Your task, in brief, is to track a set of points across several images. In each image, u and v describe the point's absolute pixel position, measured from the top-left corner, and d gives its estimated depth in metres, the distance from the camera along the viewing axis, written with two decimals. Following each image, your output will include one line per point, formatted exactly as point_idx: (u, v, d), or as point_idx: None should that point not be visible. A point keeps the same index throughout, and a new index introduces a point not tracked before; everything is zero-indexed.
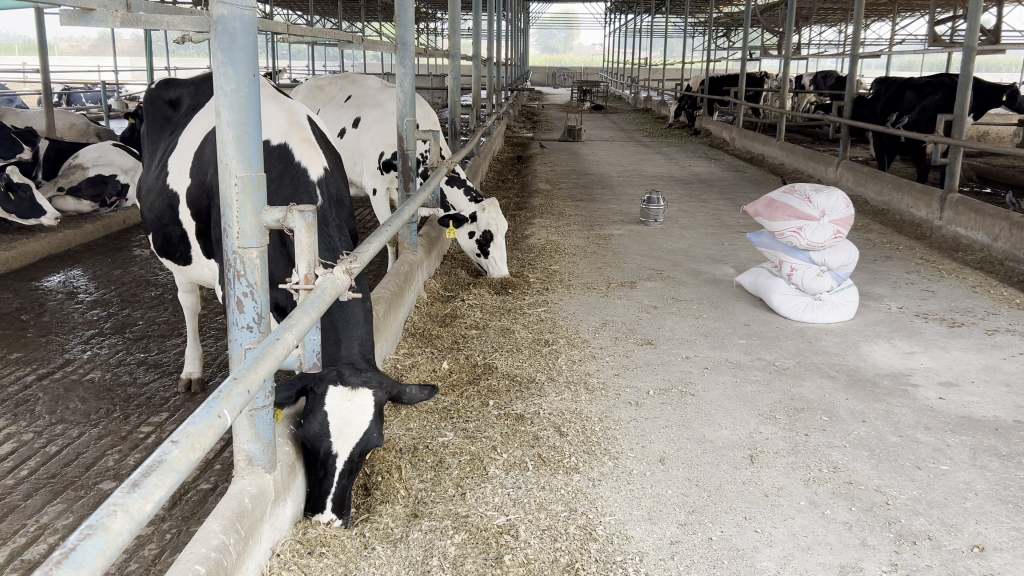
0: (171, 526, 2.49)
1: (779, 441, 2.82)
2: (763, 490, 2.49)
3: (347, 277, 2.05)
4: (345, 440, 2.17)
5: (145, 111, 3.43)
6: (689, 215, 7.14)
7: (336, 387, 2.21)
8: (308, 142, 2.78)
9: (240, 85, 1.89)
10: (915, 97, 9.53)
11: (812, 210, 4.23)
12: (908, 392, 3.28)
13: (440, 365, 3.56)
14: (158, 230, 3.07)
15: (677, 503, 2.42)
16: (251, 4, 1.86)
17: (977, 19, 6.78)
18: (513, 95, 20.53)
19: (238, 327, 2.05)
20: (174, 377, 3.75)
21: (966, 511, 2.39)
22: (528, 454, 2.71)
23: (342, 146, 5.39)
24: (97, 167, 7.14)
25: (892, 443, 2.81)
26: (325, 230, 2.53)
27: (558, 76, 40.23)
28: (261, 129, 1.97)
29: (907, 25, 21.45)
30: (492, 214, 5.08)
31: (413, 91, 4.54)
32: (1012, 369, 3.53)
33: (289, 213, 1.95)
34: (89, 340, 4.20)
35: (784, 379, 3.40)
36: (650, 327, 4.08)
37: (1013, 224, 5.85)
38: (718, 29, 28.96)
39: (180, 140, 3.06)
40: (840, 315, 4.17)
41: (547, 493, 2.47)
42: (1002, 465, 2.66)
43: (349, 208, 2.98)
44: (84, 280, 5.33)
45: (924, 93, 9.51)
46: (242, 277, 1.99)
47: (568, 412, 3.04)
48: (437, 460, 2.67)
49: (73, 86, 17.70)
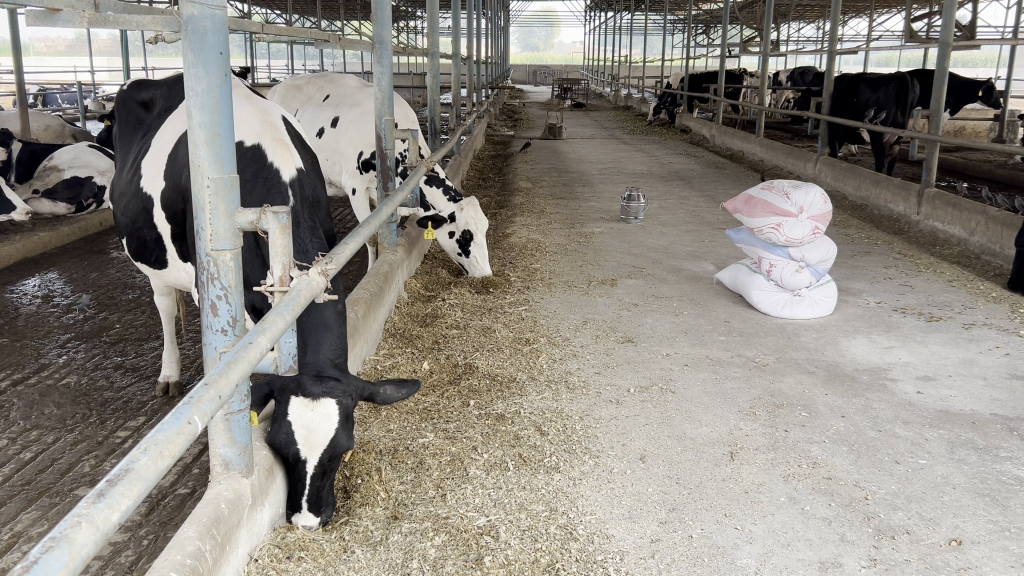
0: (147, 532, 2.47)
1: (758, 437, 2.82)
2: (743, 487, 2.50)
3: (322, 279, 2.03)
4: (312, 446, 2.17)
5: (117, 112, 3.37)
6: (668, 212, 7.15)
7: (298, 398, 2.20)
8: (282, 142, 2.74)
9: (211, 85, 1.87)
10: (868, 91, 9.73)
11: (790, 206, 4.25)
12: (887, 386, 3.31)
13: (420, 365, 3.55)
14: (132, 234, 3.03)
15: (658, 501, 2.42)
16: (222, 4, 1.85)
17: (952, 15, 6.81)
18: (494, 92, 20.53)
19: (212, 331, 2.01)
20: (151, 381, 3.71)
21: (944, 505, 2.40)
22: (509, 455, 2.69)
23: (320, 146, 5.35)
24: (73, 169, 7.05)
25: (871, 438, 2.82)
26: (299, 232, 2.50)
27: (538, 72, 40.40)
28: (233, 130, 1.95)
29: (884, 21, 21.64)
30: (470, 214, 5.05)
31: (390, 90, 4.51)
32: (990, 363, 3.56)
33: (262, 215, 1.93)
34: (65, 345, 4.15)
35: (764, 375, 3.41)
36: (630, 325, 4.08)
37: (989, 218, 5.90)
38: (698, 27, 29.12)
39: (153, 141, 3.02)
40: (819, 311, 4.19)
41: (527, 493, 2.46)
42: (979, 459, 2.68)
43: (326, 208, 2.96)
44: (61, 284, 5.27)
45: (877, 86, 9.71)
46: (216, 280, 1.96)
47: (548, 411, 3.04)
48: (418, 462, 2.66)
49: (49, 87, 17.52)
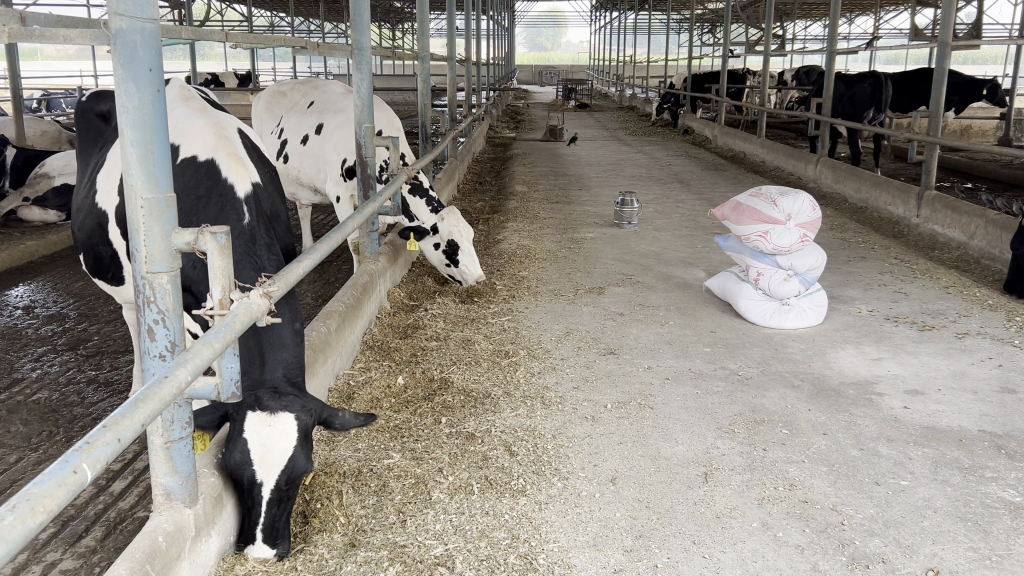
0: (100, 559, 2.39)
1: (736, 457, 2.73)
2: (715, 511, 2.40)
3: (264, 302, 1.95)
4: (269, 467, 2.07)
5: (77, 124, 3.31)
6: (664, 216, 7.04)
7: (255, 413, 2.13)
8: (237, 156, 2.71)
9: (143, 102, 1.79)
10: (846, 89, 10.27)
11: (778, 214, 4.15)
12: (873, 401, 3.20)
13: (394, 381, 3.45)
14: (89, 250, 2.98)
15: (624, 527, 2.33)
16: (153, 17, 1.77)
17: (951, 15, 6.66)
18: (496, 93, 20.40)
19: (150, 356, 1.92)
20: (124, 396, 3.63)
21: (924, 531, 2.30)
22: (475, 477, 2.61)
23: (303, 154, 5.29)
24: (65, 177, 6.82)
25: (851, 457, 2.73)
26: (253, 248, 2.44)
27: (544, 72, 40.34)
28: (169, 147, 1.87)
29: (891, 18, 21.47)
30: (455, 222, 4.96)
31: (370, 96, 4.44)
32: (981, 375, 3.45)
33: (200, 235, 1.84)
34: (40, 359, 4.07)
35: (747, 390, 3.31)
36: (615, 336, 3.99)
37: (988, 222, 5.78)
38: (703, 26, 28.92)
39: (108, 156, 2.97)
40: (809, 320, 4.08)
41: (489, 519, 2.37)
42: (963, 479, 2.58)
43: (286, 224, 2.91)
44: (44, 294, 5.21)
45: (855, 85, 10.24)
46: (152, 303, 1.88)
47: (521, 429, 2.94)
48: (381, 485, 2.57)
49: (52, 92, 17.49)
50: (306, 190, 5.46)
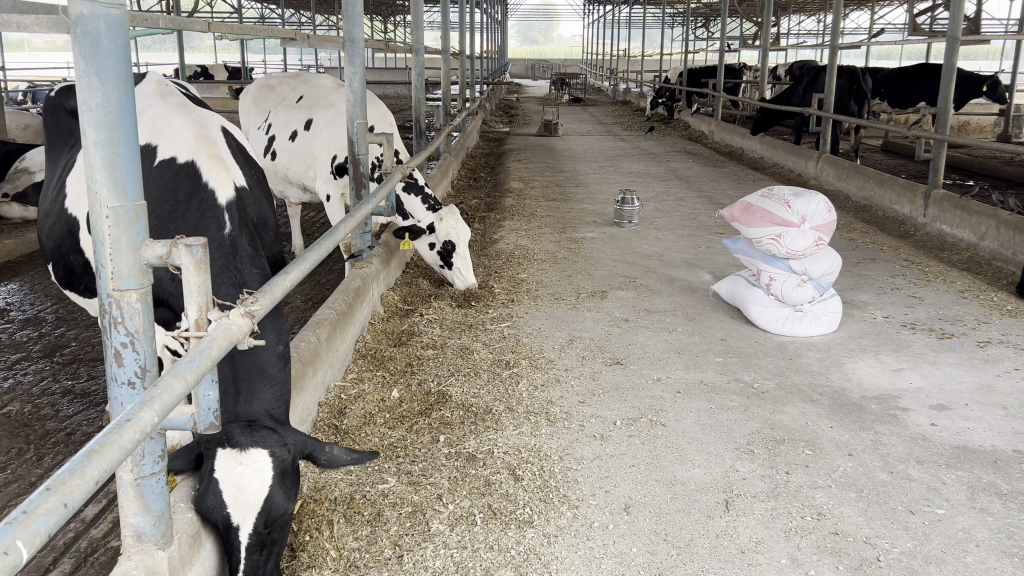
0: None
1: (757, 481, 2.54)
2: (739, 545, 2.21)
3: (245, 321, 1.75)
4: (245, 509, 1.87)
5: (46, 122, 3.09)
6: (665, 215, 6.84)
7: (226, 450, 1.92)
8: (219, 158, 2.52)
9: (107, 98, 1.57)
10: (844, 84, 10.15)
11: (791, 216, 3.96)
12: (897, 417, 3.02)
13: (389, 395, 3.25)
14: (59, 260, 2.82)
15: (642, 564, 2.14)
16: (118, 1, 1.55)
17: (962, 8, 6.43)
18: (487, 89, 20.09)
19: (117, 384, 1.71)
20: (101, 409, 3.41)
21: (967, 568, 2.12)
22: (478, 506, 2.41)
23: (293, 150, 5.05)
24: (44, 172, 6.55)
25: (881, 482, 2.54)
26: (237, 261, 2.25)
27: (538, 64, 39.91)
28: (137, 149, 1.65)
29: (885, 13, 21.36)
30: (450, 224, 4.73)
31: (363, 91, 4.19)
32: (1008, 389, 3.27)
33: (174, 249, 1.63)
34: (13, 367, 3.85)
35: (764, 405, 3.11)
36: (620, 345, 3.78)
37: (1000, 222, 5.60)
38: (698, 20, 28.74)
39: (81, 157, 2.77)
40: (823, 327, 3.91)
41: (495, 554, 2.18)
42: (1004, 507, 2.39)
43: (273, 230, 2.71)
44: (21, 296, 4.97)
45: None
46: (120, 324, 1.66)
47: (525, 449, 2.75)
48: (374, 514, 2.37)
49: (39, 84, 17.01)
50: (295, 188, 5.23)
